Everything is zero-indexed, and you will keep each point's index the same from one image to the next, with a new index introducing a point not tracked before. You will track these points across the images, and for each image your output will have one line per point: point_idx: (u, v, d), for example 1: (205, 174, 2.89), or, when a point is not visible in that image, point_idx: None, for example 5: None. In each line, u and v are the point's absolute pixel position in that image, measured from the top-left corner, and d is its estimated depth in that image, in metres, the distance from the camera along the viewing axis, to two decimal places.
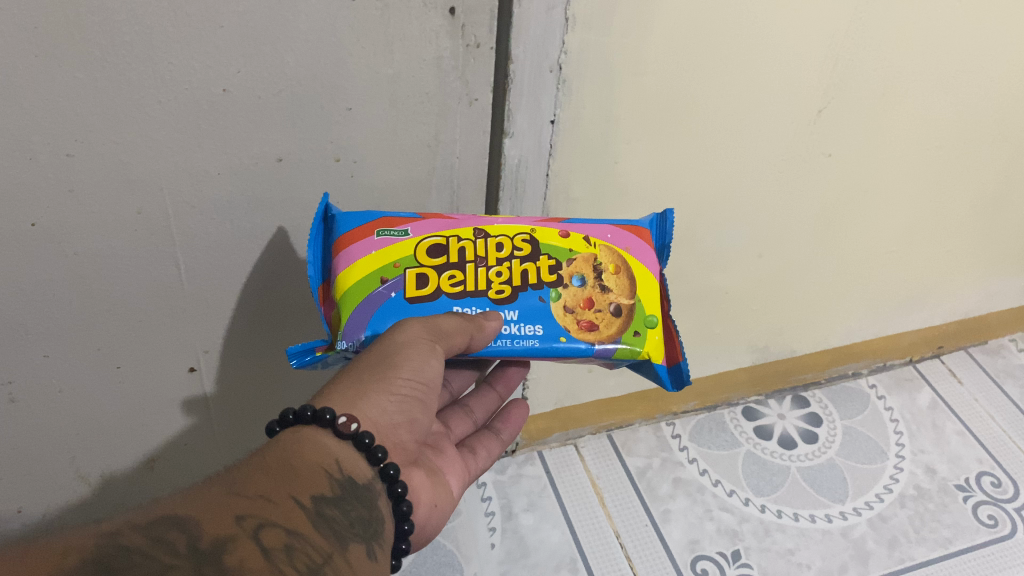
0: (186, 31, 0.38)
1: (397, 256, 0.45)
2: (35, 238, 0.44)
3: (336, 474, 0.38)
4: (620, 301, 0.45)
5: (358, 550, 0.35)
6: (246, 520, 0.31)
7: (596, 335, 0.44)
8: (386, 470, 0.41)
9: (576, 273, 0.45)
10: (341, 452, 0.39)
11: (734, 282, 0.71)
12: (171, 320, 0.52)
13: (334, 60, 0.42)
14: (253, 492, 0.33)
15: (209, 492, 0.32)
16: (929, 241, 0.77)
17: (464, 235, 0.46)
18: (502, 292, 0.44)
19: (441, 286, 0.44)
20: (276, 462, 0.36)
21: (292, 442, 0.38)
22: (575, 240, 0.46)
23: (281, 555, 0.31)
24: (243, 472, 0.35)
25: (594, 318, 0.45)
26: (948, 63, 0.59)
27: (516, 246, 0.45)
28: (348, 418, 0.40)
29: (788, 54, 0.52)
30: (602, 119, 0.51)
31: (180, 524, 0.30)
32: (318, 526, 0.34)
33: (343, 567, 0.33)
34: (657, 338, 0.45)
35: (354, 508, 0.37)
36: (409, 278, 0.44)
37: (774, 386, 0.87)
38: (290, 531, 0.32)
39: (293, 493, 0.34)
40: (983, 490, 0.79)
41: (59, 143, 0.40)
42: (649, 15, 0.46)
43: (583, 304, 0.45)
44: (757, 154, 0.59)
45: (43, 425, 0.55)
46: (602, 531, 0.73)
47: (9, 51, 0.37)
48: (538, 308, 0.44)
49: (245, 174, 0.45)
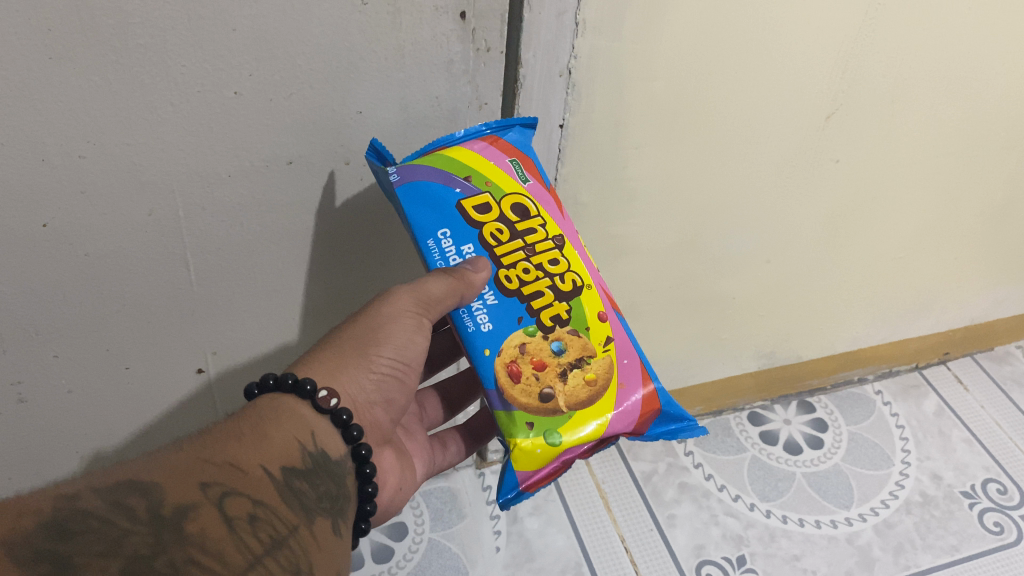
0: (199, 35, 0.38)
1: (495, 181, 0.46)
2: (46, 238, 0.44)
3: (309, 447, 0.38)
4: (557, 395, 0.43)
5: (323, 523, 0.36)
6: (211, 488, 0.32)
7: (506, 381, 0.43)
8: (358, 450, 0.41)
9: (566, 344, 0.44)
10: (316, 425, 0.39)
11: (740, 288, 0.71)
12: (181, 321, 0.52)
13: (346, 64, 0.42)
14: (223, 458, 0.34)
15: (178, 456, 0.33)
16: (936, 248, 0.77)
17: (546, 228, 0.46)
18: (508, 281, 0.44)
19: (484, 226, 0.45)
20: (251, 427, 0.37)
21: (269, 409, 0.39)
22: (601, 328, 0.45)
23: (242, 526, 0.32)
24: (217, 436, 0.35)
25: (526, 375, 0.43)
26: (957, 70, 0.59)
27: (561, 273, 0.45)
28: (328, 392, 0.40)
29: (798, 60, 0.52)
30: (611, 124, 0.51)
31: (143, 490, 0.31)
32: (286, 498, 0.35)
33: (306, 540, 0.34)
34: (536, 452, 0.43)
35: (323, 483, 0.38)
36: (480, 197, 0.45)
37: (780, 391, 0.87)
38: (255, 501, 0.33)
39: (264, 461, 0.35)
40: (989, 497, 0.79)
41: (72, 144, 0.41)
42: (660, 21, 0.46)
43: (533, 360, 0.44)
44: (765, 160, 0.59)
45: (52, 425, 0.56)
46: (608, 537, 0.73)
47: (23, 53, 0.37)
48: (511, 322, 0.44)
49: (256, 177, 0.45)
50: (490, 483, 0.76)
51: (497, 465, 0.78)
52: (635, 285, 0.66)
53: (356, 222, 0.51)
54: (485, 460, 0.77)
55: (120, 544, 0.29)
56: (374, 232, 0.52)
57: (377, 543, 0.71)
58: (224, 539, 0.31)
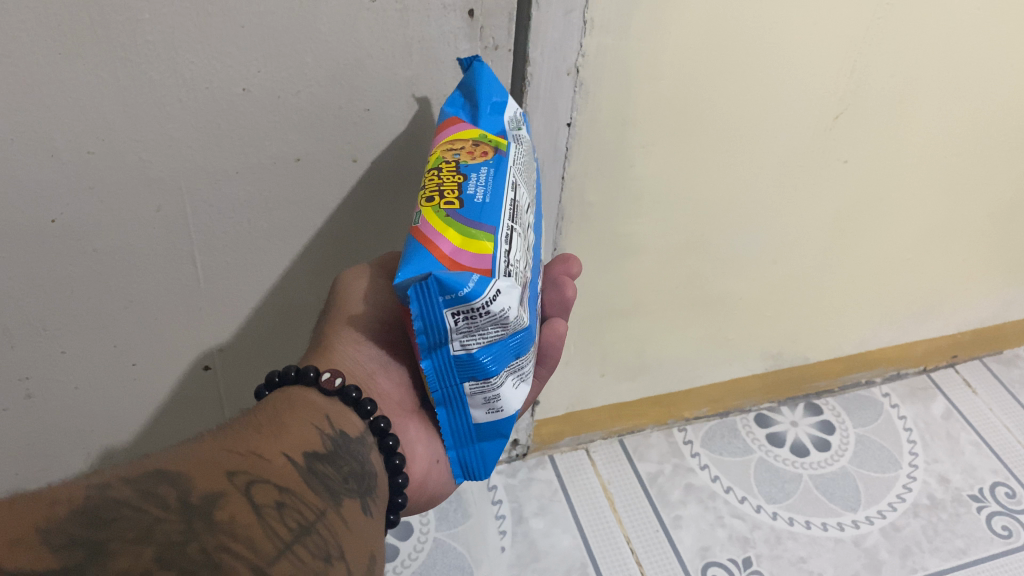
0: (208, 31, 0.38)
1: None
2: (55, 235, 0.44)
3: (327, 430, 0.38)
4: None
5: (352, 504, 0.36)
6: (238, 477, 0.32)
7: None
8: (376, 423, 0.41)
9: None
10: (330, 409, 0.40)
11: (748, 288, 0.71)
12: (188, 318, 0.52)
13: (354, 62, 0.42)
14: (245, 449, 0.34)
15: (200, 449, 0.33)
16: (944, 250, 0.77)
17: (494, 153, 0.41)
18: None
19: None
20: (269, 419, 0.37)
21: (283, 402, 0.39)
22: None
23: (271, 512, 0.31)
24: (236, 430, 0.36)
25: None
26: (965, 71, 0.58)
27: None
28: (331, 373, 0.41)
29: (806, 59, 0.52)
30: (618, 122, 0.51)
31: (172, 479, 0.31)
32: (311, 482, 0.34)
33: (337, 523, 0.34)
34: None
35: (347, 464, 0.38)
36: None
37: (787, 393, 0.87)
38: (280, 488, 0.33)
39: (286, 450, 0.35)
40: (997, 501, 0.79)
41: (81, 141, 0.41)
42: (667, 18, 0.46)
43: None
44: (772, 159, 0.59)
45: (60, 421, 0.56)
46: (613, 537, 0.72)
47: (33, 50, 0.37)
48: None
49: (263, 174, 0.46)
50: (495, 483, 0.76)
51: (503, 464, 0.78)
52: (642, 285, 0.66)
53: (364, 220, 0.51)
54: None
55: (151, 532, 0.28)
56: (380, 232, 0.52)
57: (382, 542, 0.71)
58: (253, 526, 0.30)
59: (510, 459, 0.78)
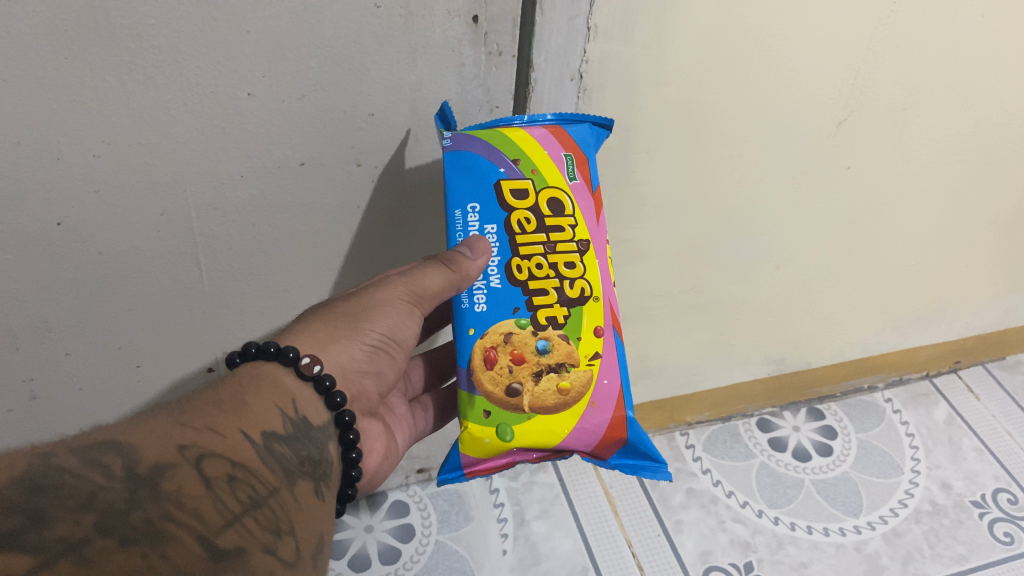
0: (213, 36, 0.39)
1: (539, 172, 0.45)
2: (61, 237, 0.45)
3: (290, 413, 0.39)
4: (524, 393, 0.45)
5: (305, 486, 0.36)
6: (189, 449, 0.32)
7: (477, 365, 0.45)
8: (342, 416, 0.42)
9: (552, 344, 0.45)
10: (299, 392, 0.41)
11: (751, 293, 0.71)
12: (191, 321, 0.52)
13: (358, 67, 0.42)
14: (202, 423, 0.34)
15: (157, 420, 0.33)
16: (947, 256, 0.77)
17: (577, 233, 0.46)
18: (518, 270, 0.45)
19: (514, 211, 0.45)
20: (230, 396, 0.37)
21: (252, 376, 0.40)
22: (594, 345, 0.46)
23: (220, 485, 0.32)
24: (195, 402, 0.36)
25: (500, 365, 0.45)
26: (969, 78, 0.59)
27: (573, 283, 0.46)
28: (311, 359, 0.41)
29: (810, 65, 0.52)
30: (620, 128, 0.51)
31: (120, 450, 0.30)
32: (266, 460, 0.35)
33: (288, 502, 0.34)
34: (484, 442, 0.45)
35: (305, 448, 0.38)
36: (518, 184, 0.45)
37: (789, 398, 0.87)
38: (234, 463, 0.33)
39: (244, 427, 0.35)
40: (999, 507, 0.79)
41: (86, 144, 0.41)
42: (670, 25, 0.46)
43: (512, 352, 0.45)
44: (775, 165, 0.59)
45: (63, 422, 0.56)
46: (615, 542, 0.72)
47: (38, 55, 0.37)
48: (506, 307, 0.45)
49: (268, 178, 0.46)
50: (497, 486, 0.76)
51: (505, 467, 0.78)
52: (644, 289, 0.66)
53: (367, 223, 0.51)
54: None
55: (95, 500, 0.28)
56: (382, 235, 0.52)
57: (383, 544, 0.71)
58: (202, 498, 0.30)
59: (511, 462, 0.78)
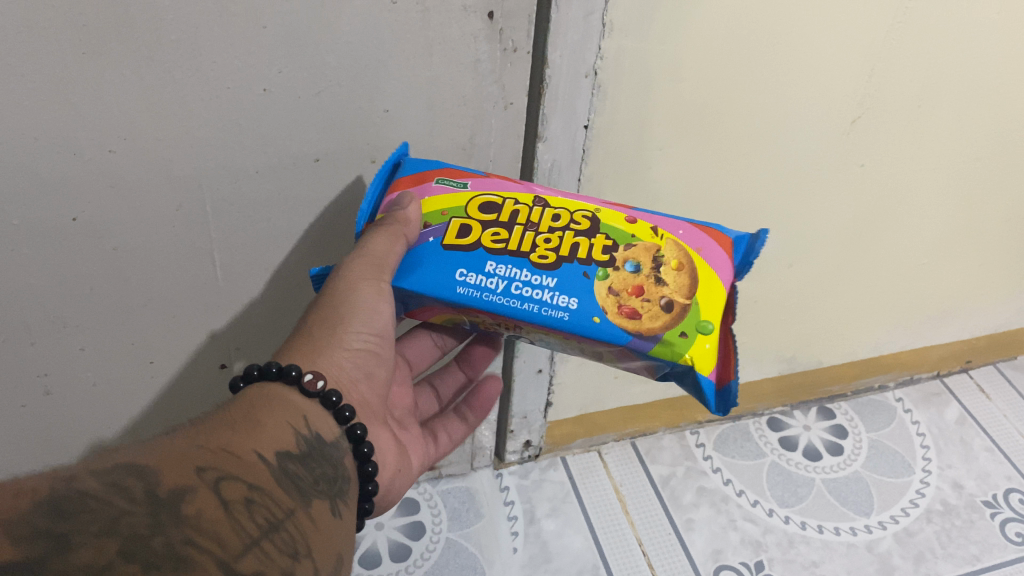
0: (231, 32, 0.39)
1: (448, 206, 0.44)
2: (77, 232, 0.45)
3: (303, 432, 0.38)
4: (674, 298, 0.42)
5: (321, 505, 0.36)
6: (207, 472, 0.32)
7: (633, 324, 0.42)
8: (353, 430, 0.41)
9: (632, 258, 0.43)
10: (309, 410, 0.40)
11: (763, 291, 0.71)
12: (206, 316, 0.52)
13: (375, 62, 0.42)
14: (217, 445, 0.34)
15: (172, 444, 0.33)
16: (961, 255, 0.77)
17: (522, 201, 0.44)
18: (545, 258, 0.42)
19: (481, 241, 0.43)
20: (241, 416, 0.37)
21: (260, 399, 0.39)
22: (641, 228, 0.44)
23: (239, 508, 0.31)
24: (208, 425, 0.35)
25: (639, 306, 0.42)
26: (986, 76, 0.58)
27: (573, 220, 0.44)
28: (314, 375, 0.41)
29: (826, 61, 0.52)
30: (635, 124, 0.51)
31: (139, 473, 0.30)
32: (281, 481, 0.35)
33: (305, 523, 0.34)
34: (706, 348, 0.42)
35: (319, 466, 0.38)
36: (452, 227, 0.44)
37: (800, 397, 0.86)
38: (251, 485, 0.33)
39: (258, 447, 0.35)
40: (1011, 507, 0.78)
41: (104, 139, 0.41)
42: (685, 20, 0.46)
43: (631, 290, 0.42)
44: (789, 162, 0.58)
45: (76, 416, 0.56)
46: (625, 540, 0.72)
47: (57, 49, 0.37)
48: (583, 284, 0.42)
49: (283, 174, 0.46)
50: (508, 484, 0.77)
51: (515, 465, 0.78)
52: None
53: None
54: (502, 460, 0.77)
55: (117, 525, 0.28)
56: None
57: (394, 542, 0.71)
58: (220, 521, 0.30)
59: (521, 461, 0.78)
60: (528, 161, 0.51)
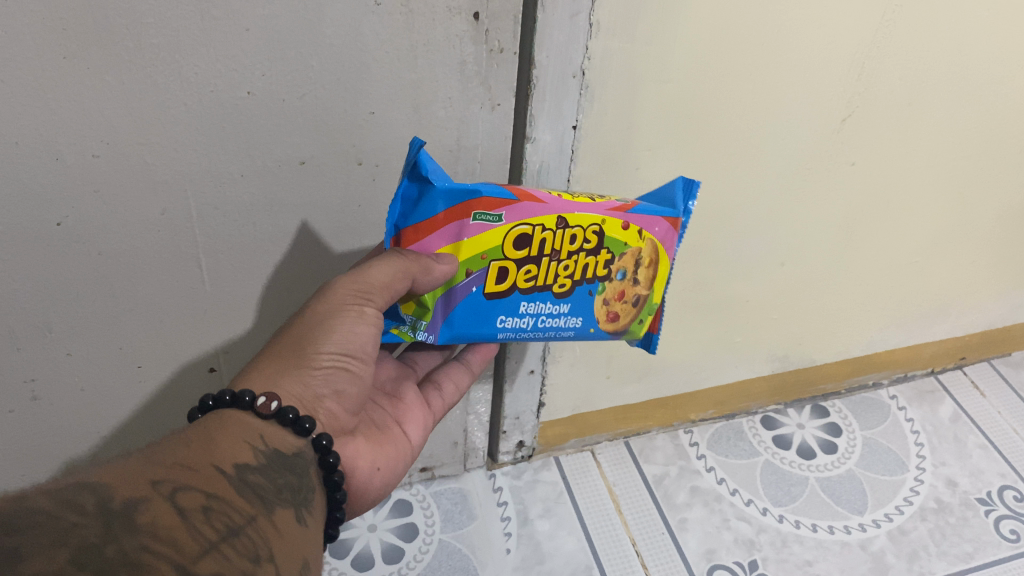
0: (210, 34, 0.38)
1: (486, 247, 0.44)
2: (59, 237, 0.44)
3: (260, 447, 0.38)
4: (642, 294, 0.49)
5: (284, 512, 0.36)
6: (162, 485, 0.32)
7: (613, 325, 0.49)
8: (318, 440, 0.41)
9: (620, 266, 0.47)
10: (266, 430, 0.40)
11: (755, 291, 0.71)
12: (192, 321, 0.52)
13: (358, 64, 0.42)
14: (172, 461, 0.34)
15: (125, 463, 0.33)
16: (952, 253, 0.77)
17: (547, 225, 0.44)
18: (563, 288, 0.46)
19: (516, 282, 0.45)
20: (197, 435, 0.37)
21: (215, 421, 0.39)
22: (631, 233, 0.46)
23: (197, 515, 0.31)
24: (163, 444, 0.35)
25: (621, 309, 0.49)
26: (975, 73, 0.58)
27: (585, 239, 0.45)
28: (267, 397, 0.40)
29: (814, 60, 0.52)
30: (623, 126, 0.50)
31: (92, 488, 0.30)
32: (240, 490, 0.35)
33: (266, 528, 0.34)
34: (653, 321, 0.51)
35: (281, 476, 0.38)
36: (491, 271, 0.45)
37: (793, 395, 0.86)
38: (208, 494, 0.33)
39: (215, 461, 0.35)
40: (1005, 505, 0.78)
41: (85, 144, 0.41)
42: (671, 21, 0.46)
43: (616, 295, 0.48)
44: (779, 163, 0.58)
45: (63, 421, 0.56)
46: (619, 540, 0.72)
47: (34, 54, 0.37)
48: (586, 301, 0.47)
49: (268, 178, 0.45)
50: (500, 485, 0.76)
51: (508, 466, 0.78)
52: None
53: (368, 224, 0.50)
54: (496, 460, 0.77)
55: (68, 535, 0.28)
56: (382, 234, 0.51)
57: (386, 544, 0.71)
58: (177, 528, 0.30)
59: (515, 461, 0.78)
60: (516, 163, 0.51)
